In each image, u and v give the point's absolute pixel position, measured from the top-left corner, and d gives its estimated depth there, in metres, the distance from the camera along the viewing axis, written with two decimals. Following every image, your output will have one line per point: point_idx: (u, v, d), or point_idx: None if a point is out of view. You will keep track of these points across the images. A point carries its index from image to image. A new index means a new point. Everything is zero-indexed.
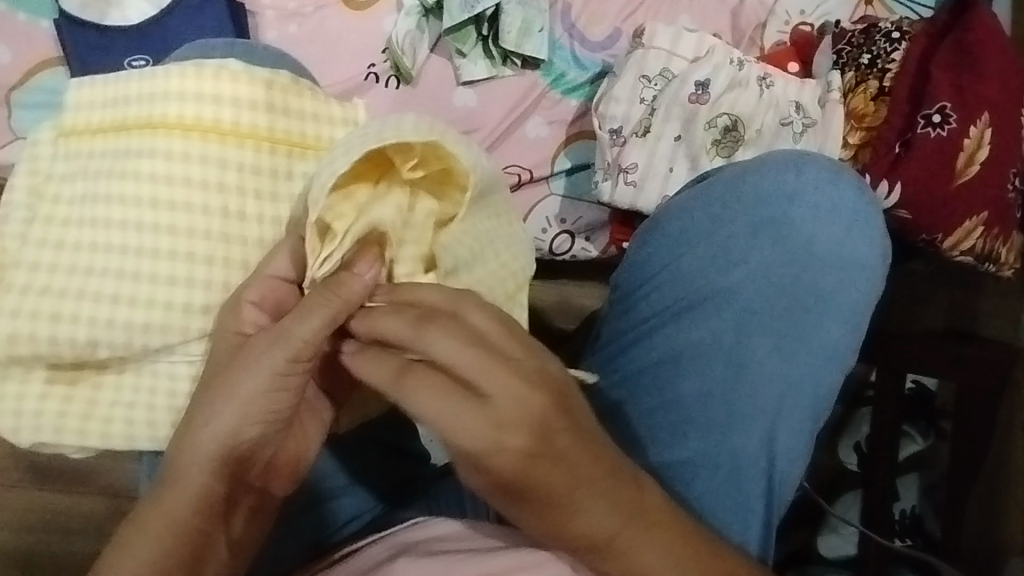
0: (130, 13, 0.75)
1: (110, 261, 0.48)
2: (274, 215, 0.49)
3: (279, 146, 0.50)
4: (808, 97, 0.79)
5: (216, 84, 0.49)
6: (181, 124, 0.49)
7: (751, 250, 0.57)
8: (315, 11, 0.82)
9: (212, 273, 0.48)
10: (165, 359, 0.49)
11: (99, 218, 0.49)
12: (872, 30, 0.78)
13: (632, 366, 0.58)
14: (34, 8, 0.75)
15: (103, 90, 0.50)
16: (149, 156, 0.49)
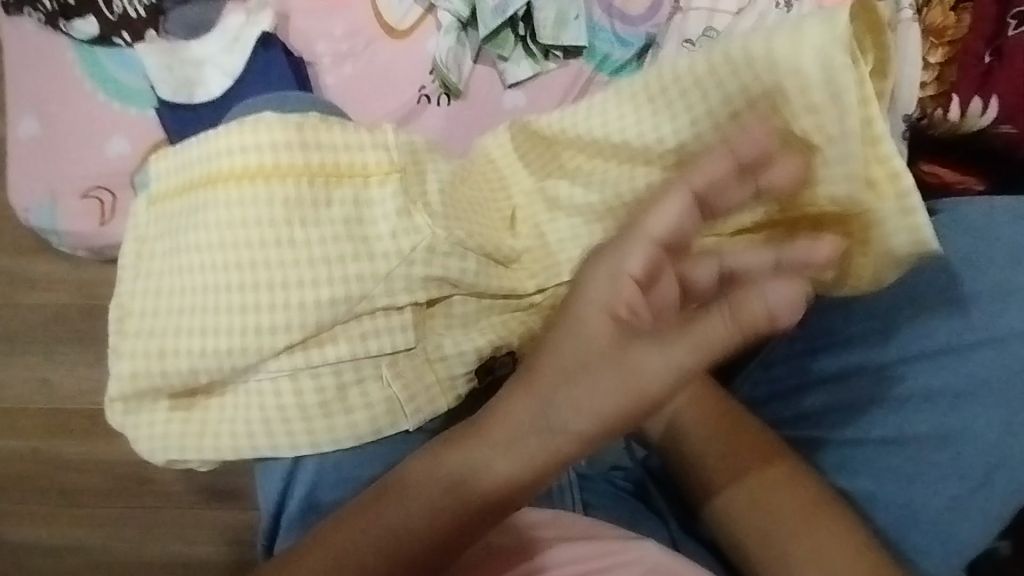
0: (211, 87, 0.85)
1: (194, 313, 0.47)
2: (328, 241, 0.47)
3: (316, 179, 0.48)
4: (875, 21, 0.70)
5: (253, 131, 0.47)
6: (233, 174, 0.48)
7: (1005, 310, 0.52)
8: (364, 48, 0.88)
9: (288, 318, 0.46)
10: (253, 379, 0.47)
11: (178, 267, 0.49)
12: None
13: (826, 367, 0.55)
14: (140, 102, 0.87)
15: (176, 157, 0.51)
16: (212, 207, 0.48)
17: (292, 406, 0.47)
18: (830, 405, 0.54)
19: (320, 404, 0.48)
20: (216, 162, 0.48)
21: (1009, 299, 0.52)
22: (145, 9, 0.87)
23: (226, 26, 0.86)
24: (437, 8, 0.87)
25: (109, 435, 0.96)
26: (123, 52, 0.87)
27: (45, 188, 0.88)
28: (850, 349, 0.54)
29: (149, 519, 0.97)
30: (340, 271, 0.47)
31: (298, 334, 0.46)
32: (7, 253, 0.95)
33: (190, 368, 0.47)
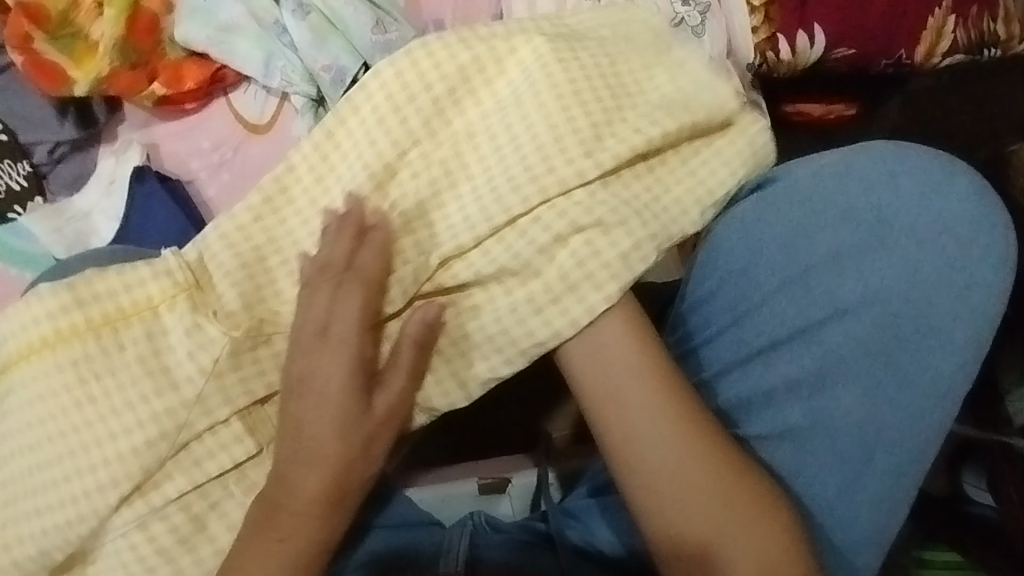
0: (102, 231, 0.88)
1: (36, 480, 0.58)
2: (125, 382, 0.57)
3: (102, 327, 0.58)
4: None
5: (29, 309, 0.58)
6: (30, 350, 0.58)
7: (841, 277, 0.60)
8: (235, 152, 0.88)
9: (113, 470, 0.57)
10: (107, 539, 0.58)
11: (16, 448, 0.59)
12: None
13: (717, 360, 0.63)
14: (37, 267, 0.87)
15: None
16: (24, 385, 0.58)
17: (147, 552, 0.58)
18: (733, 402, 0.62)
19: (179, 540, 0.58)
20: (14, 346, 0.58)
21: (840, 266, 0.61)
22: (25, 178, 0.89)
23: (102, 172, 0.89)
24: (288, 95, 0.87)
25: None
26: (14, 224, 0.88)
27: None
28: (719, 340, 0.63)
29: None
30: (145, 410, 0.57)
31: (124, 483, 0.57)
32: None
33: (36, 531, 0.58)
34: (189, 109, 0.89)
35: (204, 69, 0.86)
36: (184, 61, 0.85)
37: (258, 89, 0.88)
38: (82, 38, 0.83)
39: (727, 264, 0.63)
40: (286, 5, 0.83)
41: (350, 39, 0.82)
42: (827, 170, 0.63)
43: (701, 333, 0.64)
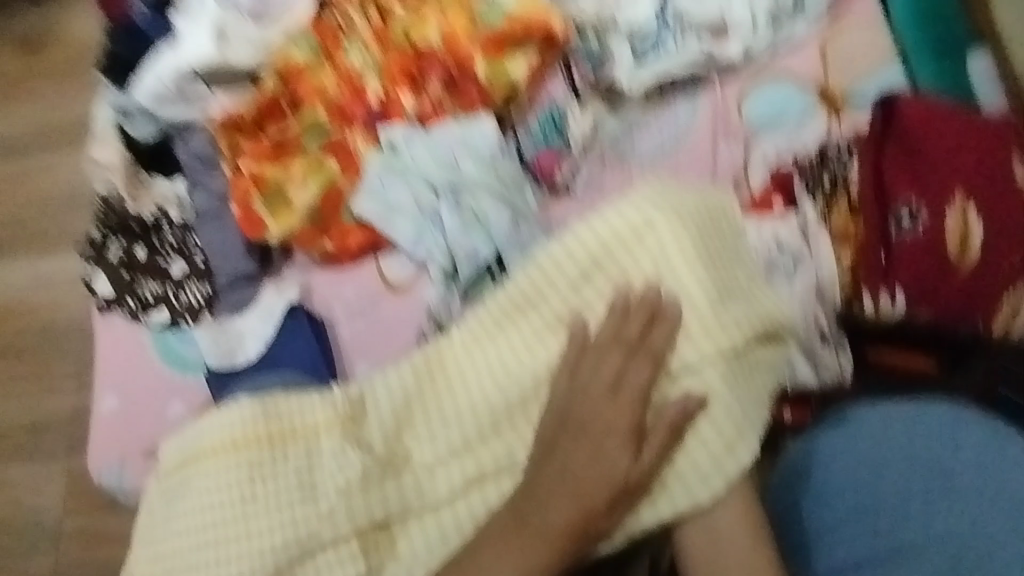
0: (248, 351, 1.04)
1: (198, 546, 0.76)
2: (289, 483, 0.77)
3: (275, 437, 0.79)
4: (786, 229, 0.82)
5: (228, 415, 0.79)
6: (217, 447, 0.78)
7: (911, 517, 0.72)
8: (371, 305, 1.03)
9: (270, 546, 0.75)
10: None
11: (178, 516, 0.78)
12: (823, 155, 0.85)
13: (797, 564, 0.74)
14: (194, 370, 1.05)
15: (189, 437, 0.80)
16: (209, 472, 0.77)
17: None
18: None
19: None
20: (207, 441, 0.78)
21: (913, 516, 0.72)
22: (202, 298, 1.08)
23: (262, 301, 1.06)
24: (426, 265, 1.02)
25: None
26: (184, 331, 1.07)
27: (117, 452, 1.04)
28: (800, 545, 0.74)
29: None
30: (294, 507, 0.77)
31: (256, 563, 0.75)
32: (83, 511, 1.15)
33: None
34: (345, 263, 1.06)
35: (367, 234, 1.04)
36: (353, 226, 1.05)
37: (403, 256, 1.04)
38: (284, 198, 1.04)
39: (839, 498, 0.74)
40: (444, 196, 1.01)
41: (490, 231, 0.99)
42: (898, 419, 0.75)
43: (791, 553, 0.74)
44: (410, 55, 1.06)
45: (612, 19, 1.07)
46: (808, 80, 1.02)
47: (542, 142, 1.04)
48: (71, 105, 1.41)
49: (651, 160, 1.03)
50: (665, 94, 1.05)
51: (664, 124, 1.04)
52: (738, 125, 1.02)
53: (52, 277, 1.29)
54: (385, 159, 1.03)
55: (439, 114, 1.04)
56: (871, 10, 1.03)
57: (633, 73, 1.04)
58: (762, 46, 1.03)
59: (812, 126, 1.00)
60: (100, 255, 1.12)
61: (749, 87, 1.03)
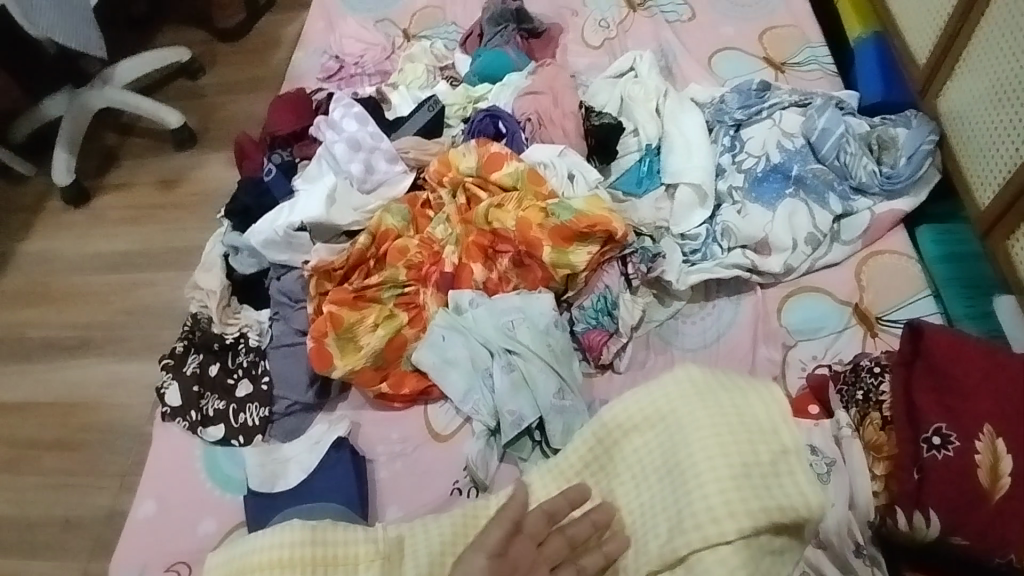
0: (289, 477, 1.08)
1: None
2: None
3: (318, 564, 0.82)
4: (820, 437, 0.87)
5: (281, 534, 0.83)
6: (261, 564, 0.81)
7: None
8: (413, 449, 1.09)
9: None
10: None
11: None
12: (858, 369, 0.89)
13: None
14: (235, 489, 1.10)
15: (234, 549, 0.83)
16: None
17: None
18: None
19: None
20: (254, 555, 0.82)
21: None
22: (258, 418, 1.16)
23: (312, 431, 1.12)
24: (471, 419, 1.09)
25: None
26: (234, 450, 1.14)
27: (142, 561, 1.06)
28: None
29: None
30: None
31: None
32: None
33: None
34: (396, 406, 1.14)
35: (421, 382, 1.13)
36: (410, 373, 1.14)
37: (450, 407, 1.12)
38: (354, 340, 1.15)
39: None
40: (497, 357, 1.10)
41: (536, 396, 1.05)
42: None
43: None
44: (487, 233, 1.21)
45: (667, 225, 1.22)
46: (843, 297, 1.12)
47: (593, 321, 1.13)
48: (186, 235, 1.63)
49: (693, 352, 1.11)
50: (709, 294, 1.17)
51: (708, 320, 1.14)
52: (777, 330, 1.11)
53: (126, 381, 1.41)
54: (449, 318, 1.14)
55: (505, 286, 1.18)
56: (904, 245, 1.15)
57: (682, 274, 1.15)
58: (801, 263, 1.14)
59: (850, 338, 1.08)
60: (177, 366, 1.23)
61: (789, 298, 1.14)
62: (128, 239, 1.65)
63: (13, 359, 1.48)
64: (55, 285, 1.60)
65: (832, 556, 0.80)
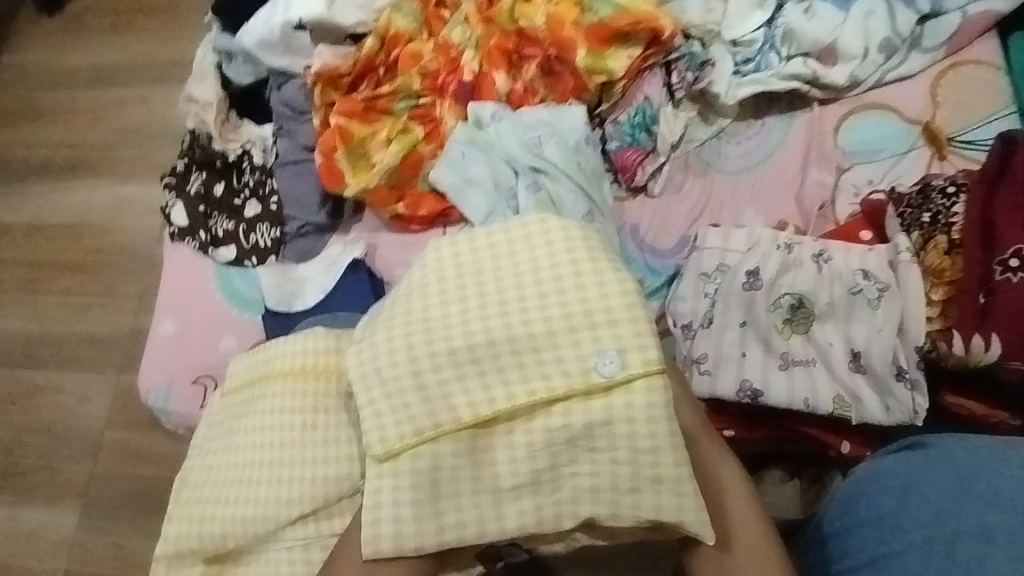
0: (307, 297, 1.05)
1: (229, 473, 0.64)
2: (329, 455, 0.62)
3: (308, 379, 0.65)
4: (874, 262, 0.80)
5: (301, 344, 0.67)
6: (274, 376, 0.66)
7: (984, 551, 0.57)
8: None
9: (303, 491, 0.61)
10: (272, 548, 0.62)
11: (216, 448, 0.66)
12: (927, 190, 0.80)
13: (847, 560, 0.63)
14: (252, 308, 1.09)
15: (246, 362, 0.70)
16: (256, 399, 0.66)
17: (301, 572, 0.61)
18: None
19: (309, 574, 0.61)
20: (265, 367, 0.67)
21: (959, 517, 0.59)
22: (271, 240, 1.11)
23: (327, 253, 1.08)
24: None
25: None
26: (249, 271, 1.11)
27: (169, 373, 1.08)
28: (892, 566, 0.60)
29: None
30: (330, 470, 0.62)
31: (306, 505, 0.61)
32: (130, 429, 1.18)
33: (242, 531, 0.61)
34: (413, 230, 1.08)
35: (439, 204, 1.05)
36: (427, 194, 1.06)
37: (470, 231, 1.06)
38: (367, 157, 1.06)
39: (861, 507, 0.64)
40: (521, 177, 1.01)
41: (563, 218, 0.98)
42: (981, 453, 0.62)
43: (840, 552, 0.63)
44: (510, 37, 1.06)
45: (718, 30, 1.05)
46: (912, 115, 0.99)
47: (629, 138, 1.02)
48: (173, 48, 1.46)
49: (737, 175, 1.01)
50: (759, 111, 1.04)
51: (753, 141, 1.02)
52: (833, 151, 1.00)
53: (131, 204, 1.34)
54: (470, 132, 1.04)
55: (531, 98, 1.05)
56: (992, 55, 1.00)
57: (731, 89, 1.01)
58: (870, 75, 1.00)
59: (914, 161, 0.96)
60: (180, 185, 1.16)
61: (849, 116, 1.00)
62: (111, 52, 1.49)
63: (9, 182, 1.41)
64: (41, 101, 1.48)
65: (872, 381, 0.76)
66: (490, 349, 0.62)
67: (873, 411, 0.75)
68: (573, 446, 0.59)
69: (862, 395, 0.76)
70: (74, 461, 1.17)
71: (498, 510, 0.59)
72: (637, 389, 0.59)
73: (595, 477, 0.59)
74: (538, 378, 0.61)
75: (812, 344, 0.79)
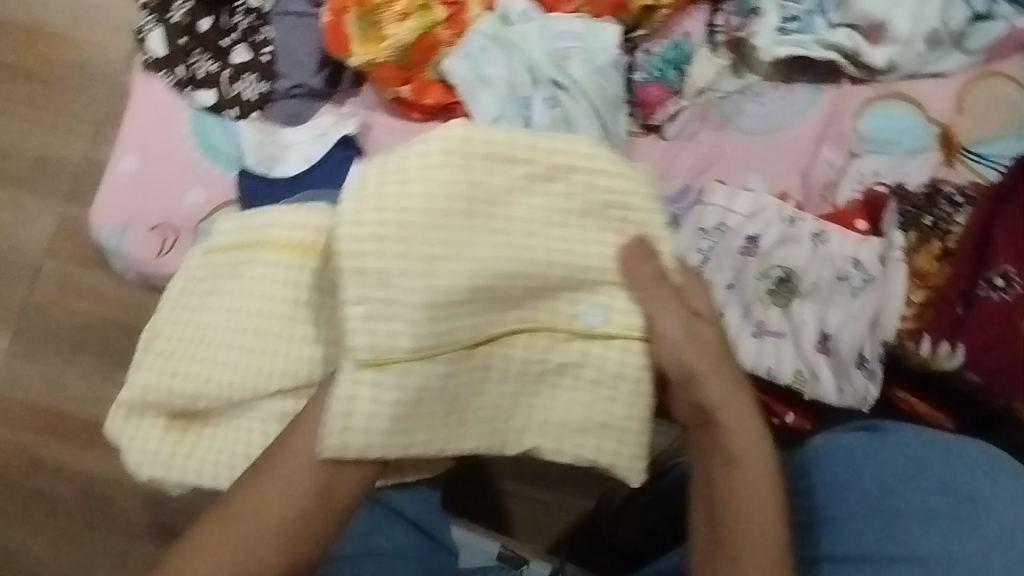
0: (289, 166, 0.99)
1: (212, 336, 0.61)
2: (320, 336, 0.60)
3: (304, 252, 0.61)
4: (868, 253, 0.82)
5: (299, 214, 0.61)
6: (269, 242, 0.62)
7: (918, 531, 0.63)
8: None
9: (290, 366, 0.61)
10: (247, 415, 0.61)
11: (198, 309, 0.62)
12: (935, 195, 0.82)
13: (805, 512, 0.69)
14: (226, 165, 1.02)
15: (230, 220, 0.64)
16: (244, 263, 0.62)
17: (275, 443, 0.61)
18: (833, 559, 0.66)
19: None
20: (257, 230, 0.62)
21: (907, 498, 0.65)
22: (257, 94, 1.02)
23: (317, 123, 1.00)
24: None
25: (105, 451, 1.07)
26: (227, 123, 1.02)
27: (125, 214, 1.01)
28: (844, 526, 0.66)
29: (109, 542, 1.07)
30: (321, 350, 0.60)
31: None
32: (72, 261, 1.11)
33: (221, 396, 0.60)
34: (412, 118, 1.02)
35: (446, 97, 0.99)
36: (436, 83, 0.99)
37: None
38: (377, 27, 0.96)
39: (826, 473, 0.68)
40: (539, 88, 0.95)
41: None
42: (939, 445, 0.66)
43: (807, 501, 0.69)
44: None
45: None
46: (935, 115, 0.97)
47: (657, 73, 0.98)
48: None
49: (751, 136, 0.99)
50: (789, 75, 1.00)
51: (776, 105, 0.99)
52: (849, 134, 0.98)
53: (88, 12, 1.17)
54: (496, 27, 0.97)
55: (565, 4, 0.97)
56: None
57: (771, 45, 0.96)
58: (907, 65, 0.97)
59: (923, 161, 0.96)
60: (161, 8, 1.03)
61: (877, 100, 0.98)
62: None
63: None
64: None
65: (833, 364, 0.80)
66: (507, 278, 0.57)
67: (825, 392, 0.80)
68: (541, 380, 0.60)
69: (821, 374, 0.81)
70: (11, 283, 1.11)
71: (460, 431, 0.59)
72: (615, 345, 0.59)
73: (569, 410, 0.60)
74: (539, 309, 0.59)
75: (787, 318, 0.83)
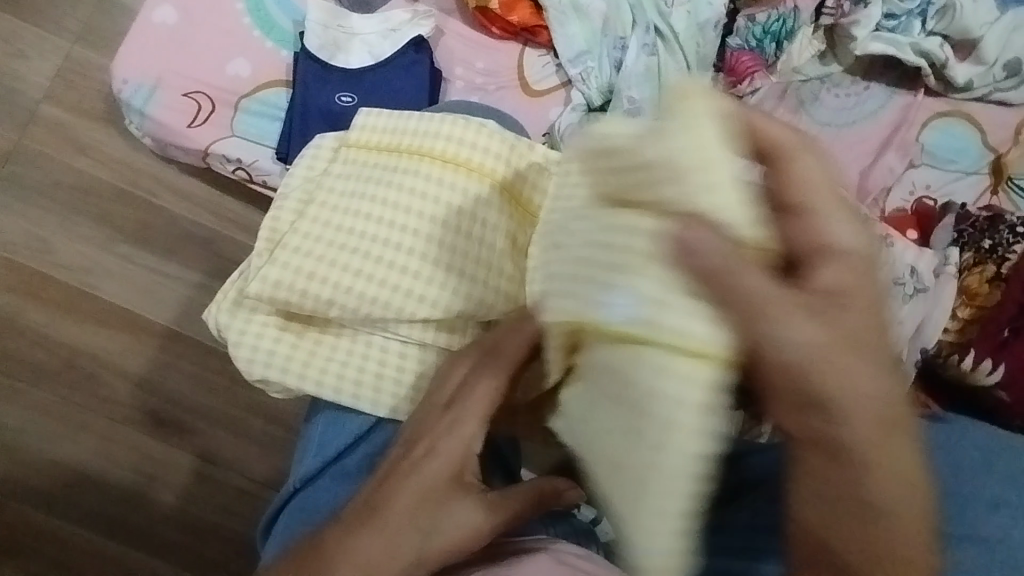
0: (351, 58, 0.90)
1: (363, 244, 0.59)
2: (473, 271, 0.59)
3: (473, 173, 0.61)
4: (925, 264, 0.85)
5: (475, 136, 0.62)
6: (441, 157, 0.62)
7: None
8: (496, 89, 0.93)
9: (435, 293, 0.59)
10: (380, 334, 0.59)
11: (346, 210, 0.60)
12: (997, 222, 0.86)
13: None
14: (283, 42, 0.92)
15: (388, 122, 0.63)
16: (410, 175, 0.61)
17: (392, 367, 0.60)
18: None
19: (397, 374, 0.59)
20: (430, 141, 0.62)
21: None
22: None
23: (390, 16, 0.92)
24: (572, 85, 0.93)
25: (99, 326, 0.98)
26: None
27: (156, 71, 0.90)
28: None
29: (89, 422, 0.98)
30: (474, 280, 0.59)
31: (429, 307, 0.58)
32: (73, 111, 0.98)
33: (356, 309, 0.58)
34: (491, 34, 0.95)
35: (533, 18, 0.93)
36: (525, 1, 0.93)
37: (550, 62, 0.95)
38: None
39: None
40: (638, 31, 0.91)
41: (660, 95, 0.91)
42: None
43: None
44: None
45: None
46: (993, 141, 0.99)
47: (754, 42, 0.97)
48: None
49: (824, 127, 0.98)
50: (870, 73, 1.01)
51: (851, 100, 0.99)
52: (912, 144, 0.99)
53: None
54: None
55: None
56: None
57: (867, 39, 0.96)
58: (981, 87, 0.99)
59: (971, 184, 0.98)
60: None
61: (940, 116, 1.00)
62: None
63: None
64: None
65: None
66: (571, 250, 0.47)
67: None
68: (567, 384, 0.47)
69: None
70: None
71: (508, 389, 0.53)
72: (645, 357, 0.39)
73: None
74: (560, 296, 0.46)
75: None
